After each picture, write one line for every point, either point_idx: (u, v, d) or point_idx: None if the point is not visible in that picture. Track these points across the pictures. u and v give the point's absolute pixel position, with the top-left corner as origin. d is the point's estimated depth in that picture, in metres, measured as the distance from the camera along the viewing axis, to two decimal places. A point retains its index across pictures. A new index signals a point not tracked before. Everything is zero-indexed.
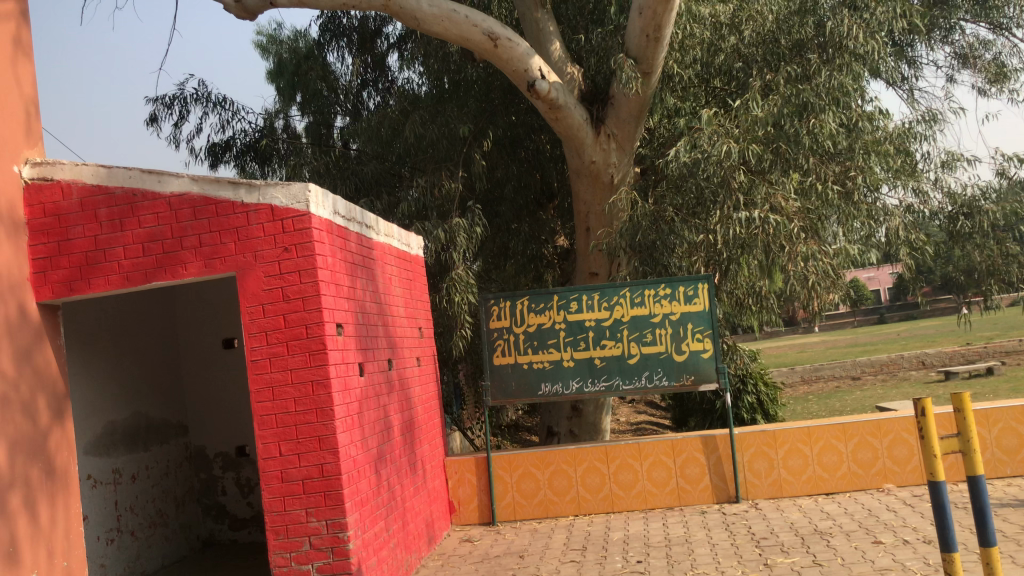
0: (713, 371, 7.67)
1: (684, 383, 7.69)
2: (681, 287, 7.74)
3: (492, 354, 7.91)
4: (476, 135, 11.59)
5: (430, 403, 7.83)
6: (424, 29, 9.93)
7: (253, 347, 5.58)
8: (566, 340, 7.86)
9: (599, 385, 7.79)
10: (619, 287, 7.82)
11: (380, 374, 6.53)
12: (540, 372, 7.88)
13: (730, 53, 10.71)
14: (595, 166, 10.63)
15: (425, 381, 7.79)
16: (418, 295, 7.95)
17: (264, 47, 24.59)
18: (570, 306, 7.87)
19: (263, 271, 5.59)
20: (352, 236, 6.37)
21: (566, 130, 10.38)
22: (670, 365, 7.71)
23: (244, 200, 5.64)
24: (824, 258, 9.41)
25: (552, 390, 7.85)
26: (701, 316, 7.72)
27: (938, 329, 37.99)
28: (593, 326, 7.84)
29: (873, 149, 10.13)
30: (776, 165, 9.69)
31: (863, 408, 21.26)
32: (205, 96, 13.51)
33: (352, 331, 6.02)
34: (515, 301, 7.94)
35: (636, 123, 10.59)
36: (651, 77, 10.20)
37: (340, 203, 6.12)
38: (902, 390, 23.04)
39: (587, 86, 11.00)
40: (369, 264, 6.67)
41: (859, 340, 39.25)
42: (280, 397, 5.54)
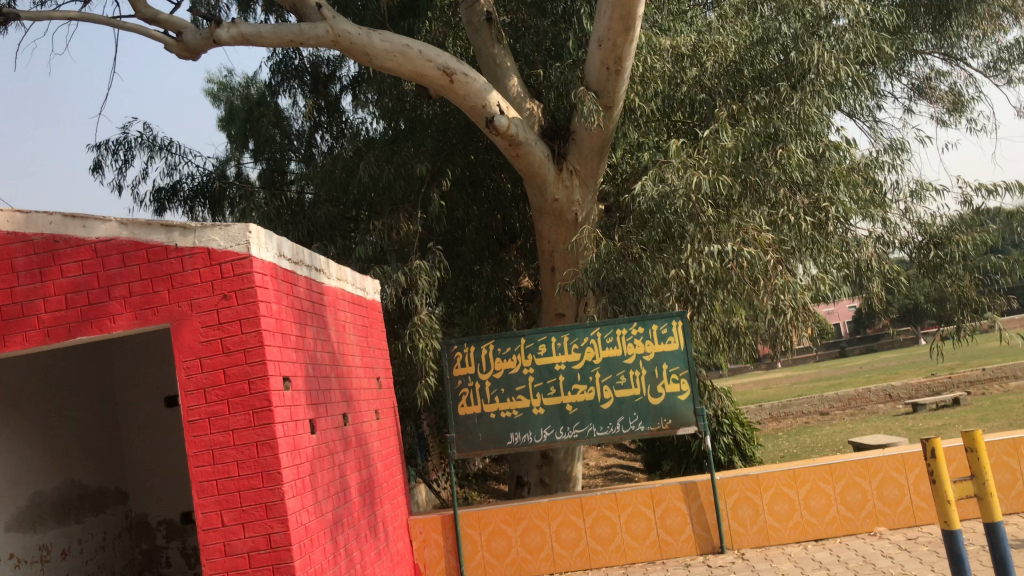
0: (691, 414, 7.23)
1: (662, 428, 7.24)
2: (654, 325, 7.34)
3: (457, 403, 7.42)
4: (434, 174, 11.21)
5: (392, 458, 7.29)
6: (376, 65, 9.60)
7: (190, 406, 5.02)
8: (535, 386, 7.40)
9: (572, 433, 7.31)
10: (588, 328, 7.40)
11: (335, 431, 5.99)
12: (509, 421, 7.38)
13: (693, 85, 10.49)
14: (558, 204, 10.29)
15: (385, 436, 7.25)
16: (375, 344, 7.45)
17: (216, 96, 24.16)
18: (538, 349, 7.43)
19: (201, 321, 5.07)
20: (301, 280, 5.89)
21: (528, 167, 10.04)
22: (646, 409, 7.27)
23: (178, 243, 5.14)
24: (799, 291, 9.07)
25: (522, 439, 7.35)
26: (676, 356, 7.31)
27: (901, 361, 38.11)
28: (563, 369, 7.39)
29: (842, 179, 9.91)
30: (746, 197, 9.49)
31: (834, 444, 20.94)
32: (150, 140, 12.99)
33: (302, 384, 5.49)
34: (480, 345, 7.48)
35: (599, 159, 10.29)
36: (613, 110, 9.91)
37: (285, 245, 5.64)
38: (873, 424, 22.84)
39: (547, 122, 10.71)
40: (320, 311, 6.17)
41: (824, 375, 39.23)
42: (221, 461, 4.97)
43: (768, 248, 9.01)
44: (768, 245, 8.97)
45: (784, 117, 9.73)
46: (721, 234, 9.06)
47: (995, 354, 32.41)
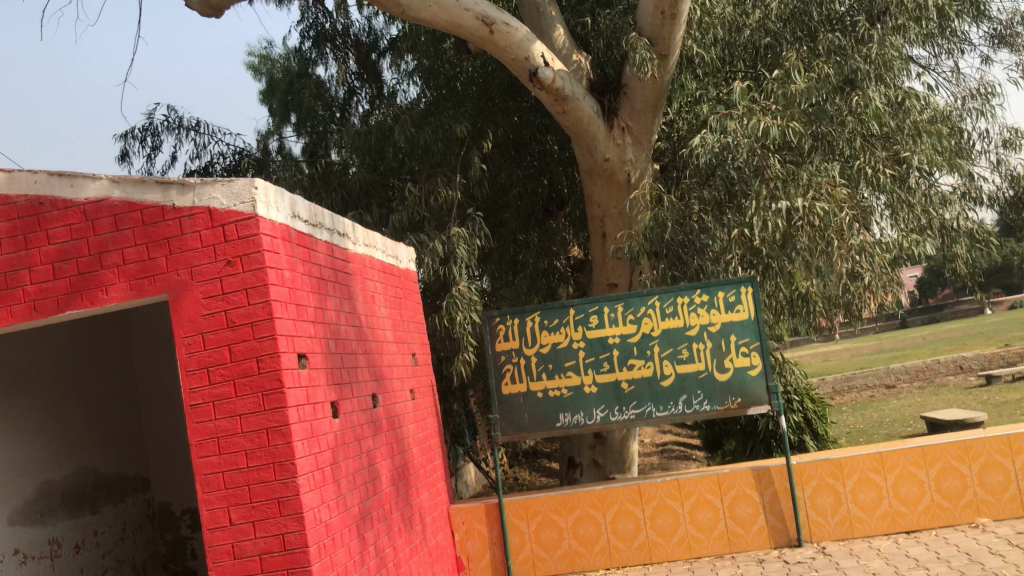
0: (763, 392, 6.44)
1: (729, 407, 6.46)
2: (719, 293, 6.53)
3: (500, 381, 6.73)
4: (475, 136, 10.48)
5: (430, 442, 6.63)
6: (409, 16, 8.65)
7: (192, 388, 4.40)
8: (586, 362, 6.67)
9: (628, 414, 6.57)
10: (646, 297, 6.63)
11: (363, 414, 5.33)
12: (558, 400, 6.66)
13: (756, 28, 9.52)
14: (609, 164, 9.49)
15: (423, 418, 6.60)
16: (410, 317, 6.79)
17: (257, 69, 23.72)
18: (589, 321, 6.69)
19: (202, 292, 4.44)
20: (321, 245, 5.20)
21: (575, 125, 9.25)
22: (711, 387, 6.49)
23: (176, 203, 4.50)
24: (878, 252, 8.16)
25: (572, 421, 6.63)
26: (745, 327, 6.51)
27: (970, 330, 36.43)
28: (618, 343, 6.63)
29: (925, 128, 8.91)
30: (818, 151, 8.55)
31: (904, 417, 19.82)
32: (177, 124, 12.49)
33: (323, 362, 4.84)
34: (524, 318, 6.76)
35: (653, 114, 9.43)
36: (669, 60, 9.03)
37: (301, 204, 4.96)
38: (943, 397, 21.60)
39: (595, 76, 9.88)
40: (345, 280, 5.50)
41: (887, 346, 37.74)
42: (227, 451, 4.35)
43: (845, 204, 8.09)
44: (843, 202, 8.06)
45: (861, 60, 8.75)
46: (792, 191, 8.16)
47: None
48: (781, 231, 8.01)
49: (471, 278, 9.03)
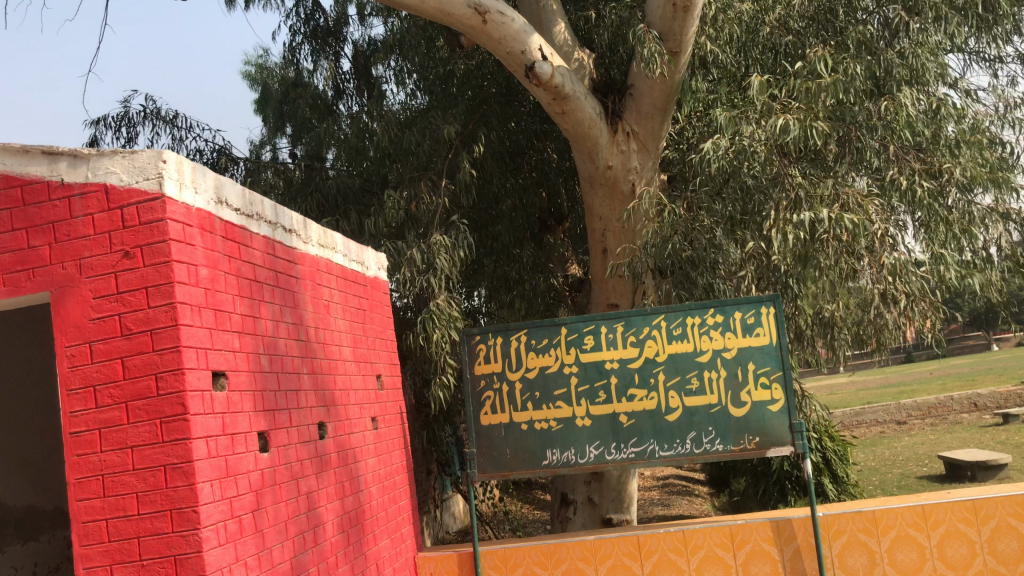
0: (785, 430, 5.48)
1: (746, 448, 5.51)
2: (736, 313, 5.59)
3: (478, 410, 5.80)
4: (466, 139, 9.60)
5: (394, 479, 5.68)
6: (393, 1, 7.62)
7: (73, 412, 3.47)
8: (579, 391, 5.72)
9: (627, 452, 5.62)
10: (649, 315, 5.69)
11: (304, 448, 4.39)
12: (545, 434, 5.72)
13: (777, 27, 8.57)
14: (611, 172, 8.60)
15: (387, 450, 5.67)
16: (377, 333, 5.87)
17: (254, 79, 22.93)
18: (583, 343, 5.75)
19: (92, 290, 3.53)
20: (257, 240, 4.28)
21: (575, 128, 8.38)
22: (724, 423, 5.55)
23: (65, 178, 3.60)
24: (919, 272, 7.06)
25: (561, 459, 5.68)
26: (766, 354, 5.56)
27: (981, 366, 35.28)
28: (617, 370, 5.70)
29: (962, 136, 7.83)
30: (843, 157, 7.57)
31: (918, 456, 18.68)
32: (154, 113, 11.61)
33: (249, 383, 3.91)
34: (508, 337, 5.83)
35: (661, 118, 8.56)
36: (680, 57, 8.16)
37: (229, 188, 4.05)
38: (959, 435, 20.38)
39: (599, 76, 9.03)
40: (289, 285, 4.58)
41: (895, 380, 36.56)
42: (113, 493, 3.41)
43: (879, 215, 7.05)
44: (876, 211, 7.02)
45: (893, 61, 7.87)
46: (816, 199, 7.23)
47: None
48: (804, 247, 6.99)
49: (454, 292, 8.11)
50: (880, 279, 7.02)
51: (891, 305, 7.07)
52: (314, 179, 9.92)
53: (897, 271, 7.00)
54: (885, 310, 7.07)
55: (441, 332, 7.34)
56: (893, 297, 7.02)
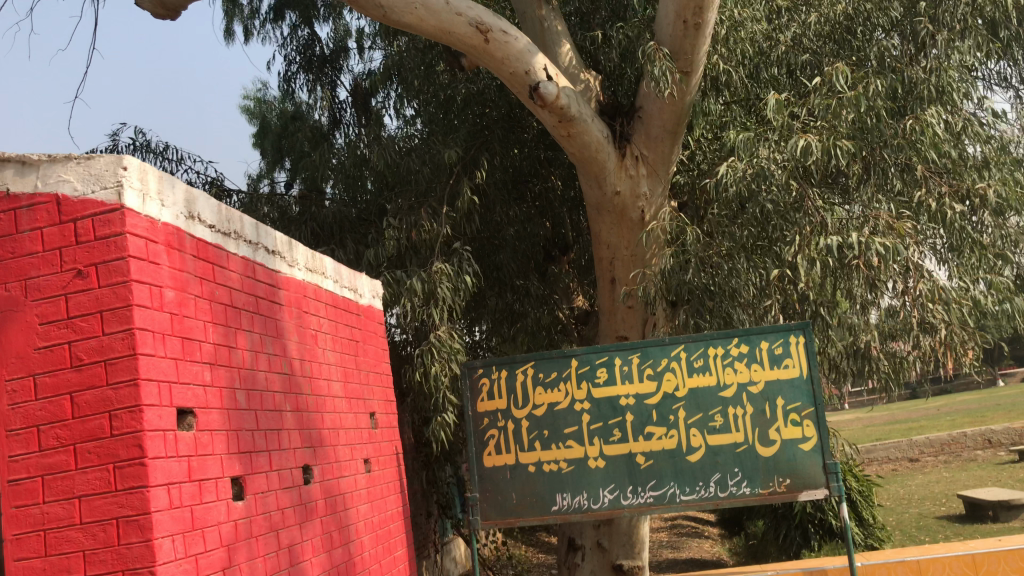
0: (818, 472, 4.99)
1: (776, 491, 5.01)
2: (762, 343, 5.11)
3: (481, 451, 5.31)
4: (468, 164, 9.21)
5: (388, 527, 5.17)
6: (391, 20, 7.27)
7: (13, 456, 2.99)
8: (592, 429, 5.23)
9: (644, 497, 5.12)
10: (668, 346, 5.21)
11: (286, 495, 3.90)
12: (555, 477, 5.23)
13: (792, 46, 8.24)
14: (620, 198, 8.20)
15: (381, 496, 5.17)
16: (370, 367, 5.40)
17: (252, 112, 22.68)
18: (596, 376, 5.26)
19: (38, 315, 3.07)
20: (233, 262, 3.83)
21: (582, 151, 7.99)
22: (751, 463, 5.06)
23: (12, 188, 3.16)
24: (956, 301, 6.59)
25: (573, 504, 5.18)
26: (795, 388, 5.08)
27: (991, 401, 34.53)
28: (633, 406, 5.21)
29: (995, 159, 7.42)
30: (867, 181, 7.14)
31: (933, 493, 17.97)
32: (143, 146, 11.24)
33: (221, 422, 3.43)
34: (514, 371, 5.35)
35: (672, 141, 8.18)
36: (692, 77, 7.78)
37: (201, 202, 3.61)
38: (974, 472, 19.52)
39: (606, 98, 8.67)
40: (270, 312, 4.12)
41: (903, 415, 35.78)
42: (56, 552, 2.91)
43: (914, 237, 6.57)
44: (910, 234, 6.53)
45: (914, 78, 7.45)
46: (840, 223, 6.81)
47: None
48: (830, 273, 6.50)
49: (455, 324, 7.65)
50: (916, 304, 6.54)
51: (931, 337, 6.61)
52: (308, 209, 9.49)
53: (935, 299, 6.51)
54: (923, 340, 6.57)
55: (441, 367, 6.85)
56: (930, 325, 6.51)
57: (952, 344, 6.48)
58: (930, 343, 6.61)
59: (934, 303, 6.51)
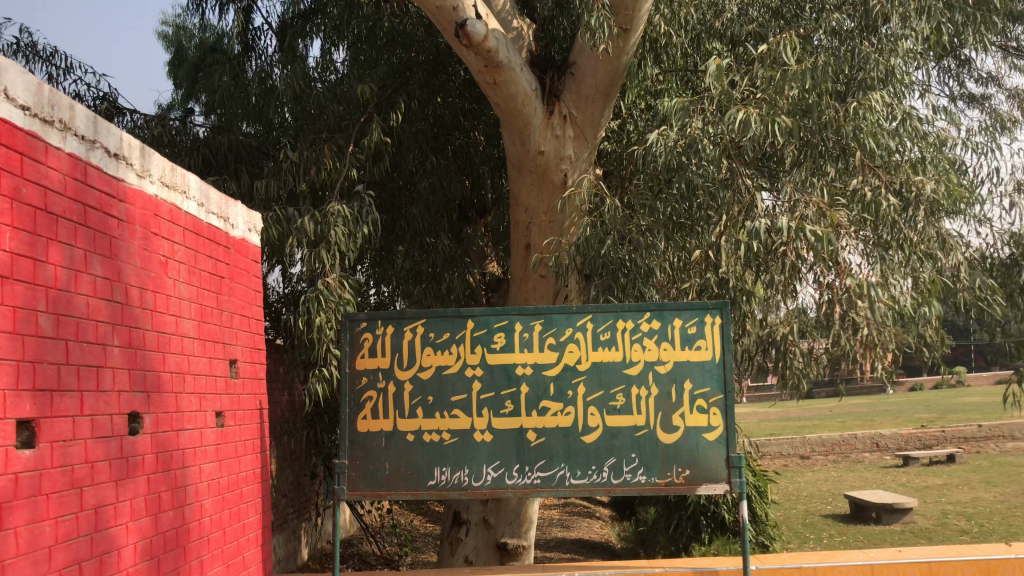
0: (721, 465, 4.58)
1: (673, 482, 4.58)
2: (676, 321, 4.65)
3: (356, 414, 4.72)
4: (384, 105, 8.50)
5: (237, 491, 4.55)
6: None
7: None
8: (481, 399, 4.68)
9: (531, 478, 4.62)
10: (574, 315, 4.69)
11: (99, 446, 3.24)
12: (435, 448, 4.67)
13: (737, 17, 7.76)
14: (543, 158, 7.65)
15: (234, 456, 4.54)
16: (235, 308, 4.72)
17: (168, 38, 21.26)
18: (492, 341, 4.70)
19: None
20: (54, 157, 3.12)
21: (507, 102, 7.39)
22: (650, 450, 4.61)
23: None
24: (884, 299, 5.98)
25: (451, 480, 4.65)
26: (706, 372, 4.63)
27: (881, 406, 35.50)
28: (529, 377, 4.68)
29: (929, 156, 7.09)
30: (799, 164, 6.66)
31: (821, 492, 18.11)
32: (27, 47, 10.10)
33: (10, 349, 2.75)
34: (401, 328, 4.75)
35: (603, 104, 7.64)
36: (631, 35, 7.24)
37: (12, 75, 2.89)
38: (861, 474, 19.72)
39: (538, 50, 8.08)
40: (103, 226, 3.42)
41: (797, 413, 36.49)
42: None
43: (848, 228, 5.98)
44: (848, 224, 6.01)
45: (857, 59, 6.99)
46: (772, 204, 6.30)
47: (988, 409, 29.53)
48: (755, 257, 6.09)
49: (348, 273, 6.99)
50: (839, 299, 5.98)
51: (852, 334, 5.94)
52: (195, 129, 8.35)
53: (861, 295, 5.93)
54: (843, 338, 5.96)
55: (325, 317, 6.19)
56: (853, 323, 5.94)
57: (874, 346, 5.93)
58: (851, 340, 5.94)
59: (860, 298, 5.92)
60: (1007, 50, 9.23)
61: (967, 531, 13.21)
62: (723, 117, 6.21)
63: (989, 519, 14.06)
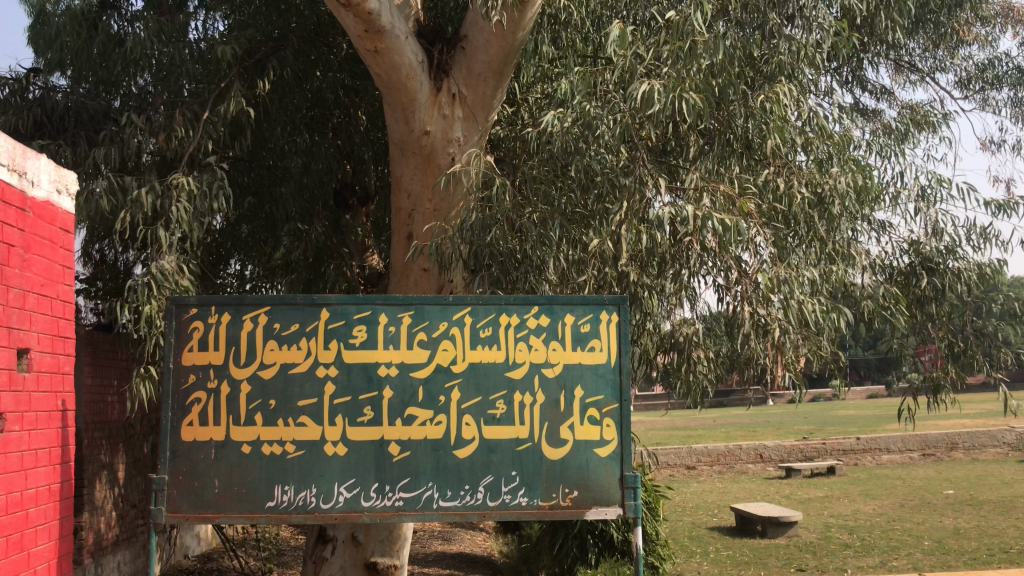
0: (613, 485, 3.95)
1: (558, 505, 3.92)
2: (566, 317, 4.00)
3: (180, 420, 3.87)
4: (254, 73, 7.62)
5: (20, 513, 3.60)
6: None
7: None
8: (335, 405, 3.91)
9: (392, 499, 3.87)
10: (450, 307, 3.98)
11: None
12: (276, 463, 3.87)
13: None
14: (429, 139, 6.92)
15: (17, 470, 3.59)
16: (32, 285, 3.77)
17: None
18: (350, 336, 3.94)
19: None
20: None
21: (390, 74, 6.66)
22: (533, 468, 3.94)
23: None
24: (802, 298, 5.41)
25: (295, 501, 3.85)
26: (599, 377, 3.99)
27: (763, 418, 36.12)
28: (394, 379, 3.94)
29: (838, 154, 6.64)
30: (704, 154, 6.18)
31: (707, 503, 17.89)
32: None
33: None
34: (240, 317, 3.94)
35: (496, 83, 7.00)
36: (527, 8, 6.64)
37: None
38: (744, 485, 19.59)
39: (427, 21, 7.38)
40: None
41: (683, 423, 36.74)
42: None
43: (757, 218, 5.44)
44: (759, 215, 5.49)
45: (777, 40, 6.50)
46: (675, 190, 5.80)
47: (863, 422, 30.32)
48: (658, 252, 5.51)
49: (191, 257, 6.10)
50: (749, 299, 5.38)
51: (761, 337, 5.35)
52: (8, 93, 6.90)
53: (779, 287, 5.36)
54: (752, 340, 5.37)
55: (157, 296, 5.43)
56: (764, 325, 5.35)
57: (784, 349, 5.39)
58: (758, 343, 5.35)
59: (772, 296, 5.33)
60: (903, 61, 8.98)
61: (849, 545, 13.08)
62: (628, 90, 5.66)
63: (869, 532, 14.03)
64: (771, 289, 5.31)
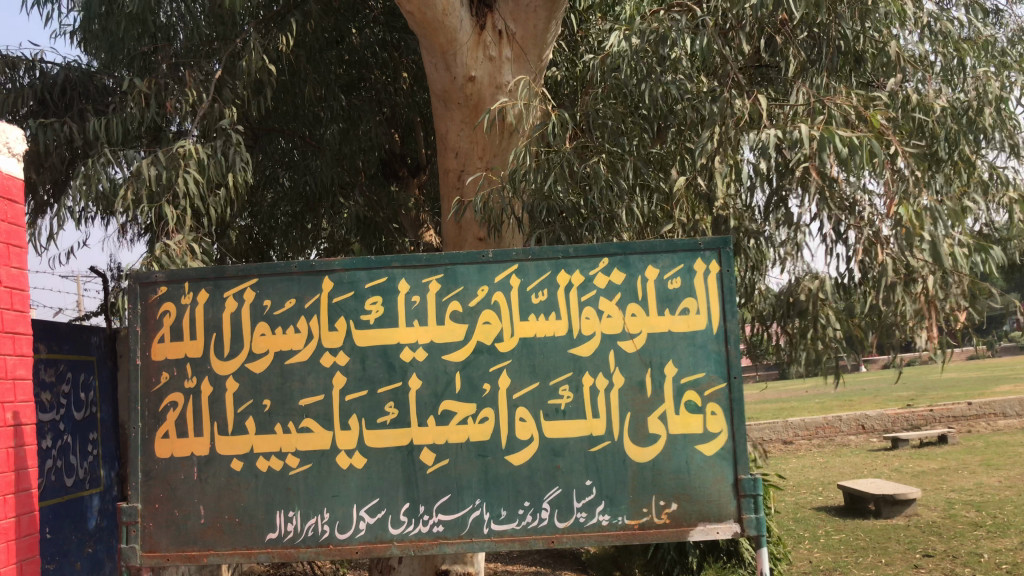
0: (725, 494, 2.90)
1: (651, 523, 2.90)
2: (648, 271, 2.98)
3: (152, 432, 3.00)
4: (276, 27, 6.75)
5: None
6: None
7: None
8: (347, 403, 2.97)
9: (428, 525, 2.91)
10: (490, 268, 3.01)
11: None
12: (276, 482, 2.96)
13: None
14: (474, 86, 5.91)
15: None
16: None
17: None
18: (362, 312, 3.00)
19: None
20: None
21: (423, 11, 5.67)
22: (614, 475, 2.93)
23: None
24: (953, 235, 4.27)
25: (303, 532, 2.93)
26: (697, 350, 2.95)
27: (858, 385, 34.05)
28: (422, 364, 2.98)
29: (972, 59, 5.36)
30: (808, 67, 5.03)
31: (808, 479, 16.47)
32: None
33: None
34: (220, 296, 3.03)
35: (548, 14, 5.96)
36: None
37: None
38: (847, 458, 17.99)
39: None
40: None
41: (772, 394, 34.93)
42: None
43: (890, 133, 4.35)
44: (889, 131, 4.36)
45: None
46: (774, 112, 4.68)
47: (971, 385, 28.15)
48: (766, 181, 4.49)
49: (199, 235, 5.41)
50: (891, 239, 4.24)
51: (906, 289, 4.22)
52: (7, 72, 6.06)
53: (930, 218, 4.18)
54: (897, 294, 4.20)
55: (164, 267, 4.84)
56: (907, 269, 4.24)
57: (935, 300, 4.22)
58: (905, 299, 4.21)
59: (920, 233, 4.15)
60: None
61: (979, 524, 11.62)
62: None
63: (1000, 508, 12.49)
64: (920, 219, 4.17)
